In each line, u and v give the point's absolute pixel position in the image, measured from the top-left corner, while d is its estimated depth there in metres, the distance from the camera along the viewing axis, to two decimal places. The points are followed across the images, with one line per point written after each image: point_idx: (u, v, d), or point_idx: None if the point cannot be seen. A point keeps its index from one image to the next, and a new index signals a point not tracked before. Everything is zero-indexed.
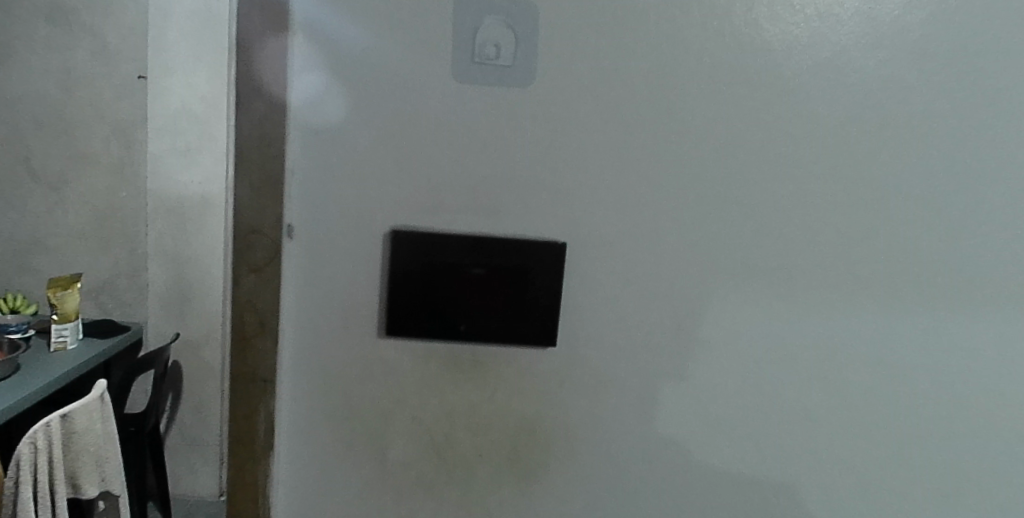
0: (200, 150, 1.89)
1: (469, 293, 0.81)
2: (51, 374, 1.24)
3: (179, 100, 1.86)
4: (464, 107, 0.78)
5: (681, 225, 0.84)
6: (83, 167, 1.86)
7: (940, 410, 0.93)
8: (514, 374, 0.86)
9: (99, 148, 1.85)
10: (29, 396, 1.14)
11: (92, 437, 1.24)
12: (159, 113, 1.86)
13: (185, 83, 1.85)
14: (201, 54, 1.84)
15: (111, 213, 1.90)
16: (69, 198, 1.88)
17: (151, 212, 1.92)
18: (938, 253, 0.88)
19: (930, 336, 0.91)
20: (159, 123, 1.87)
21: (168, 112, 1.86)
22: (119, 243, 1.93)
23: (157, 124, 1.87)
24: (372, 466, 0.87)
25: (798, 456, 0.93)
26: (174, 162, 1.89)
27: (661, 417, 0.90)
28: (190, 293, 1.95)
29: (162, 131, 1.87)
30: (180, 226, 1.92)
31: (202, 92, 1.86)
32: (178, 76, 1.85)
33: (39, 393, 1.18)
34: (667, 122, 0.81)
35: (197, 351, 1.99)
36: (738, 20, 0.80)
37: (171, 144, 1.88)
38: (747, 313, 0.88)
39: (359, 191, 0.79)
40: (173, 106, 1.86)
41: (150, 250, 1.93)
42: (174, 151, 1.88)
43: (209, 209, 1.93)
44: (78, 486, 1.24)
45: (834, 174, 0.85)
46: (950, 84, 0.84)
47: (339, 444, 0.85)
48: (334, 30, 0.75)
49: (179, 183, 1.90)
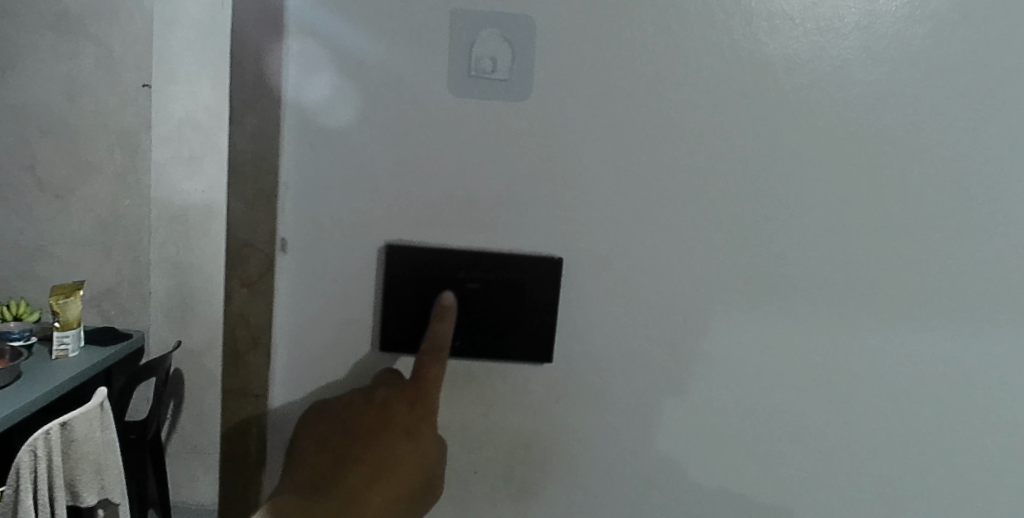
0: (203, 161, 1.35)
1: (463, 309, 0.80)
2: (52, 381, 1.17)
3: (182, 106, 1.33)
4: (458, 121, 0.78)
5: (680, 239, 0.83)
6: (91, 175, 1.32)
7: (949, 427, 0.91)
8: (509, 390, 0.85)
9: (101, 149, 1.31)
10: (31, 404, 1.09)
11: (94, 445, 1.16)
12: (162, 118, 1.34)
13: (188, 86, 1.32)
14: (209, 78, 1.33)
15: (113, 219, 1.35)
16: (75, 206, 1.33)
17: (157, 234, 1.40)
18: (944, 268, 0.87)
19: (936, 353, 0.89)
20: (156, 132, 1.34)
21: (173, 118, 1.34)
22: (126, 255, 1.38)
23: (154, 137, 1.34)
24: None
25: (802, 475, 0.92)
26: (173, 169, 1.36)
27: (659, 435, 0.89)
28: (192, 313, 1.43)
29: (167, 139, 1.35)
30: (184, 236, 1.40)
31: (205, 98, 1.33)
32: (178, 78, 1.32)
33: (42, 400, 1.12)
34: (664, 137, 0.80)
35: (198, 360, 1.45)
36: (736, 34, 0.79)
37: (177, 154, 1.35)
38: (747, 331, 0.87)
39: (354, 206, 0.78)
40: (176, 115, 1.33)
41: (155, 257, 1.41)
42: (179, 160, 1.36)
43: (207, 228, 1.40)
44: (76, 492, 1.17)
45: (836, 189, 0.83)
46: (954, 96, 0.82)
47: None
48: (328, 44, 0.74)
49: (176, 188, 1.37)
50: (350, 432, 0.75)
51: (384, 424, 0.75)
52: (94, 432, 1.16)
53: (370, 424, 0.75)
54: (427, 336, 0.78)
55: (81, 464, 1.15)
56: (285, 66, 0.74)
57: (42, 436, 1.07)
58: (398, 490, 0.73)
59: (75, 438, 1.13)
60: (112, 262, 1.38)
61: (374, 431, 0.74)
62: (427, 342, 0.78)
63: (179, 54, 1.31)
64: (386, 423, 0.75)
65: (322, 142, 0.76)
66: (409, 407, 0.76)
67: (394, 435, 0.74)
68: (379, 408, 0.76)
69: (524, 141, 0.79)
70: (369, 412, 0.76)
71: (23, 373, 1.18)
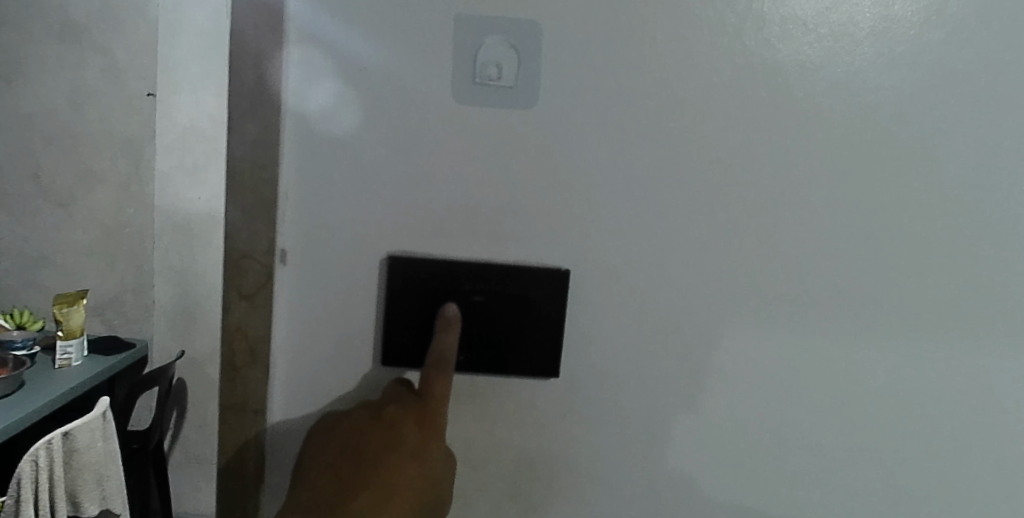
0: (205, 170, 0.99)
1: (467, 323, 0.78)
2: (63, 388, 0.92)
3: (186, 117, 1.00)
4: (463, 128, 0.76)
5: (691, 249, 0.81)
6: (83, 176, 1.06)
7: (970, 443, 0.88)
8: (513, 405, 0.83)
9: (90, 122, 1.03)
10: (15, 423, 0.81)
11: (99, 454, 0.87)
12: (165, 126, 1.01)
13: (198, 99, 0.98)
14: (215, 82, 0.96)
15: (116, 217, 1.06)
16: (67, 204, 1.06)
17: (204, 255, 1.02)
18: (963, 278, 0.84)
19: (956, 365, 0.86)
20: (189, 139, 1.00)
21: (178, 126, 1.01)
22: (127, 262, 1.08)
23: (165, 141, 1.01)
24: None
25: (817, 492, 0.88)
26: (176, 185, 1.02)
27: (670, 450, 0.86)
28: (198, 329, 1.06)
29: (169, 148, 1.01)
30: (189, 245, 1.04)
31: (209, 106, 0.97)
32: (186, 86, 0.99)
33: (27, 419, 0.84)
34: (673, 145, 0.78)
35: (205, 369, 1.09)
36: (749, 40, 0.76)
37: (181, 162, 1.00)
38: (759, 345, 0.84)
39: (356, 216, 0.76)
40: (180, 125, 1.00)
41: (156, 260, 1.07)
42: (185, 170, 1.02)
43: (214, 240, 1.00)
44: (75, 504, 0.88)
45: (852, 199, 0.81)
46: (972, 100, 0.80)
47: None
48: (331, 52, 0.73)
49: (186, 201, 1.02)
50: (356, 454, 0.72)
51: (391, 445, 0.71)
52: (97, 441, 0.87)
53: (376, 445, 0.72)
54: (431, 351, 0.76)
55: (83, 477, 0.86)
56: (287, 73, 0.73)
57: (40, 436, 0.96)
58: (411, 504, 0.70)
59: (75, 448, 0.84)
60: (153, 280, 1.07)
61: (381, 453, 0.71)
62: (432, 357, 0.76)
63: (182, 70, 0.99)
64: (393, 442, 0.72)
65: (322, 149, 0.75)
66: (416, 427, 0.74)
67: (401, 457, 0.71)
68: (386, 428, 0.74)
69: (531, 149, 0.77)
70: (374, 431, 0.73)
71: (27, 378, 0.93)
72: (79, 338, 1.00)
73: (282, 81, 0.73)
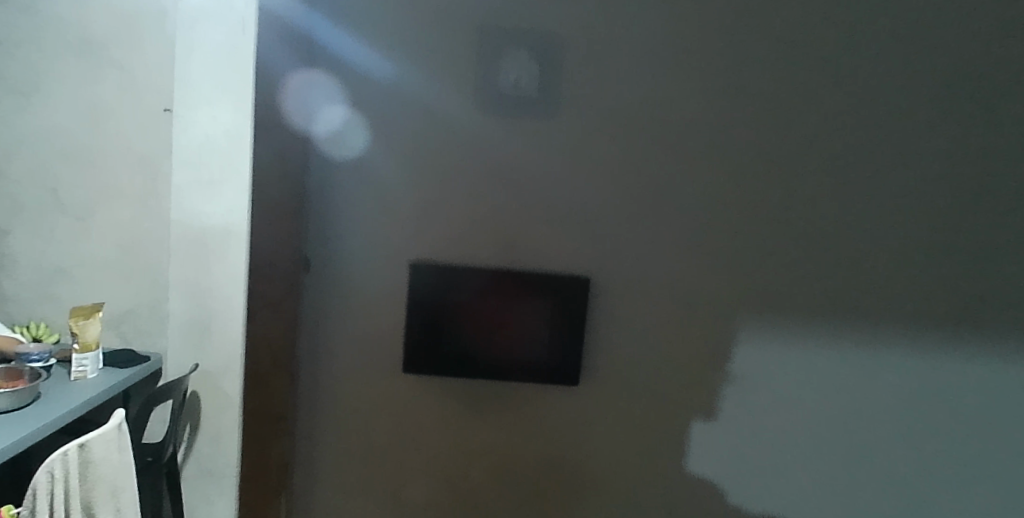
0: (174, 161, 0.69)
1: (492, 331, 0.78)
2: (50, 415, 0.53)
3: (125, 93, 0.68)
4: (485, 135, 0.78)
5: (704, 251, 0.81)
6: None
7: (989, 444, 0.87)
8: (533, 407, 0.84)
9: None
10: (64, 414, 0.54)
11: (119, 474, 0.56)
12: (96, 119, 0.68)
13: (142, 75, 0.67)
14: (215, 74, 0.68)
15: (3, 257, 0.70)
16: None
17: (172, 291, 0.70)
18: (981, 278, 0.83)
19: (972, 367, 0.85)
20: (125, 119, 0.68)
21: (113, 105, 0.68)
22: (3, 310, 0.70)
23: (91, 112, 0.67)
24: (387, 491, 0.84)
25: (830, 492, 0.88)
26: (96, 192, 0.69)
27: (687, 457, 0.86)
28: (209, 334, 0.71)
29: (98, 147, 0.68)
30: (205, 246, 0.70)
31: (169, 76, 0.68)
32: (130, 65, 0.67)
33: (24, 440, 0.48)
34: (693, 152, 0.79)
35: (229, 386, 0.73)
36: (762, 46, 0.77)
37: (127, 157, 0.68)
38: (775, 347, 0.84)
39: (381, 222, 0.78)
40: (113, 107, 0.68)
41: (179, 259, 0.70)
42: (126, 164, 0.69)
43: (207, 268, 0.70)
44: None
45: (870, 202, 0.81)
46: (987, 100, 0.79)
47: (360, 471, 0.83)
48: (359, 62, 0.75)
49: (124, 210, 0.69)
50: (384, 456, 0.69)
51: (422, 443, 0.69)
52: (113, 452, 0.56)
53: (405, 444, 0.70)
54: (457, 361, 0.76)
55: (113, 501, 0.56)
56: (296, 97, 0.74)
57: (56, 457, 0.50)
58: None
59: (93, 461, 0.53)
60: (62, 292, 0.70)
61: None
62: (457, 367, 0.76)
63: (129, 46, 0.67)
64: None
65: (336, 169, 0.77)
66: None
67: None
68: None
69: (547, 154, 0.78)
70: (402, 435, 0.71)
71: (44, 394, 0.58)
72: (98, 351, 0.64)
73: (292, 104, 0.74)
